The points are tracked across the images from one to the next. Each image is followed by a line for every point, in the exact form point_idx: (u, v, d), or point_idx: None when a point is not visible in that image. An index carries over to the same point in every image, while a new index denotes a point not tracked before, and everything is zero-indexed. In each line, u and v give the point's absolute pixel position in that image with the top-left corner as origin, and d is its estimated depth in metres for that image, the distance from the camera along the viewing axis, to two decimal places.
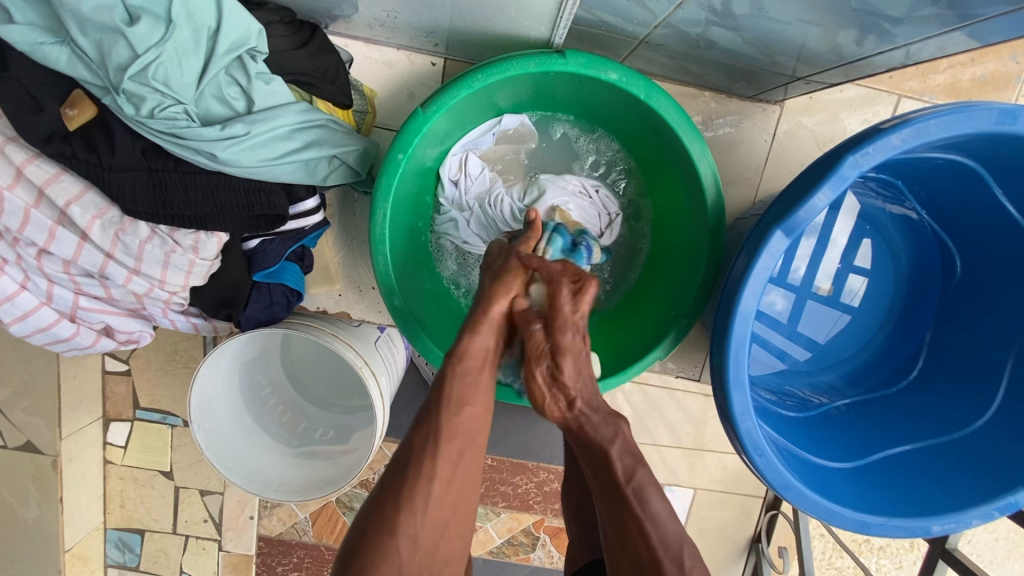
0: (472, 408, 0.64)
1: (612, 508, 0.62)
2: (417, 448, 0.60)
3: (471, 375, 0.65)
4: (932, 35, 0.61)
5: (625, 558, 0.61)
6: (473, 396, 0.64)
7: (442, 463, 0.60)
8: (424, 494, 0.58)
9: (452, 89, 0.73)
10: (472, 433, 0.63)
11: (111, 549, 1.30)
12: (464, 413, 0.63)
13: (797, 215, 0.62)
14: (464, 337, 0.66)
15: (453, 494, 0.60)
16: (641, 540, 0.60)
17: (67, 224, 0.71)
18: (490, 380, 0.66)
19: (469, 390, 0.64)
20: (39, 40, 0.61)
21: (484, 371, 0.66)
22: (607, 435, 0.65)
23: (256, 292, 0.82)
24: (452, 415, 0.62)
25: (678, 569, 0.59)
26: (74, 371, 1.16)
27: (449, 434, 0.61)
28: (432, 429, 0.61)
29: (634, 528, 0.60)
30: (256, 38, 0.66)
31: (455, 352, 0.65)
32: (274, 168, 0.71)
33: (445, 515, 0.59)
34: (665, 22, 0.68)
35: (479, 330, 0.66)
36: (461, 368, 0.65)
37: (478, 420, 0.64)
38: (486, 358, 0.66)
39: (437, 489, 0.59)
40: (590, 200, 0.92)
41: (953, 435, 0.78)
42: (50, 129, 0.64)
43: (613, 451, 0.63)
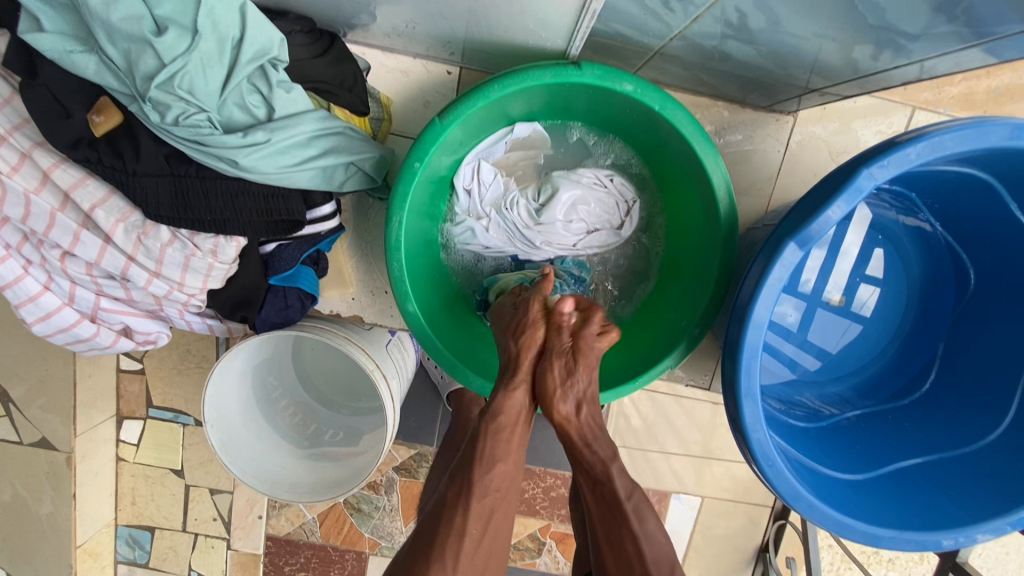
0: (504, 462, 0.68)
1: (607, 542, 0.68)
2: (450, 504, 0.66)
3: (503, 433, 0.69)
4: (949, 51, 0.62)
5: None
6: (503, 453, 0.68)
7: (472, 521, 0.64)
8: (454, 549, 0.62)
9: (470, 99, 0.74)
10: (501, 491, 0.68)
11: (122, 546, 1.32)
12: (497, 480, 0.67)
13: (810, 228, 0.62)
14: (498, 395, 0.70)
15: (483, 549, 0.64)
16: (634, 565, 0.65)
17: (91, 227, 0.73)
18: (521, 437, 0.70)
19: (500, 448, 0.68)
20: (68, 48, 0.62)
21: (516, 428, 0.70)
22: (590, 468, 0.70)
23: (271, 295, 0.84)
24: (481, 474, 0.67)
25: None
26: (89, 370, 1.18)
27: (480, 491, 0.66)
28: (466, 482, 0.67)
29: (627, 549, 0.66)
30: (278, 47, 0.68)
31: (489, 411, 0.69)
32: (293, 176, 0.72)
33: (475, 570, 0.63)
34: (681, 34, 0.69)
35: (512, 392, 0.70)
36: (494, 428, 0.69)
37: (507, 478, 0.68)
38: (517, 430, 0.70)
39: (466, 543, 0.63)
40: (605, 190, 0.92)
41: (966, 448, 0.78)
42: (78, 134, 0.66)
43: (598, 486, 0.70)
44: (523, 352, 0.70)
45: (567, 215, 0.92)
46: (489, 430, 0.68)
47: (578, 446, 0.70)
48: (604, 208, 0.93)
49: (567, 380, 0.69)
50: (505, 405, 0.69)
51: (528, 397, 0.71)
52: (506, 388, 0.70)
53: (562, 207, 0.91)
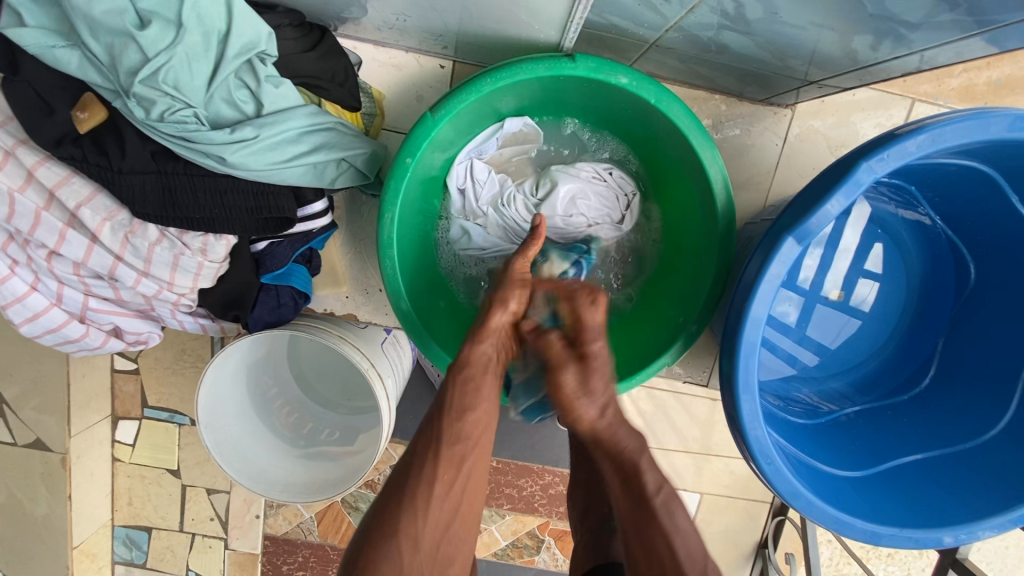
0: (475, 412, 0.67)
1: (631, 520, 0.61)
2: (419, 453, 0.64)
3: (471, 381, 0.68)
4: (950, 41, 0.61)
5: (648, 568, 0.59)
6: (474, 402, 0.67)
7: (443, 469, 0.63)
8: (422, 496, 0.61)
9: (462, 93, 0.73)
10: (471, 440, 0.66)
11: (119, 546, 1.31)
12: (468, 428, 0.66)
13: (809, 223, 0.61)
14: (467, 345, 0.70)
15: (452, 499, 0.63)
16: (665, 553, 0.58)
17: (77, 226, 0.72)
18: (494, 388, 0.70)
19: (470, 399, 0.67)
20: (49, 43, 0.61)
21: (486, 379, 0.69)
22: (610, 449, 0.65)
23: (263, 295, 0.83)
24: (451, 424, 0.66)
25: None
26: (83, 369, 1.17)
27: (449, 440, 0.65)
28: (435, 432, 0.65)
29: (659, 540, 0.59)
30: (266, 41, 0.66)
31: (459, 360, 0.70)
32: (282, 172, 0.71)
33: (445, 520, 0.62)
34: (676, 25, 0.67)
35: (479, 339, 0.71)
36: (462, 379, 0.68)
37: (481, 426, 0.67)
38: (485, 377, 0.69)
39: (435, 493, 0.62)
40: (604, 184, 0.91)
41: (967, 444, 0.77)
42: (61, 132, 0.64)
43: (628, 478, 0.62)
44: (501, 308, 0.73)
45: (567, 210, 0.90)
46: (457, 379, 0.68)
47: (608, 436, 0.65)
48: (604, 201, 0.92)
49: (570, 393, 0.66)
50: (474, 353, 0.70)
51: (496, 347, 0.72)
52: (474, 337, 0.71)
53: (560, 201, 0.89)
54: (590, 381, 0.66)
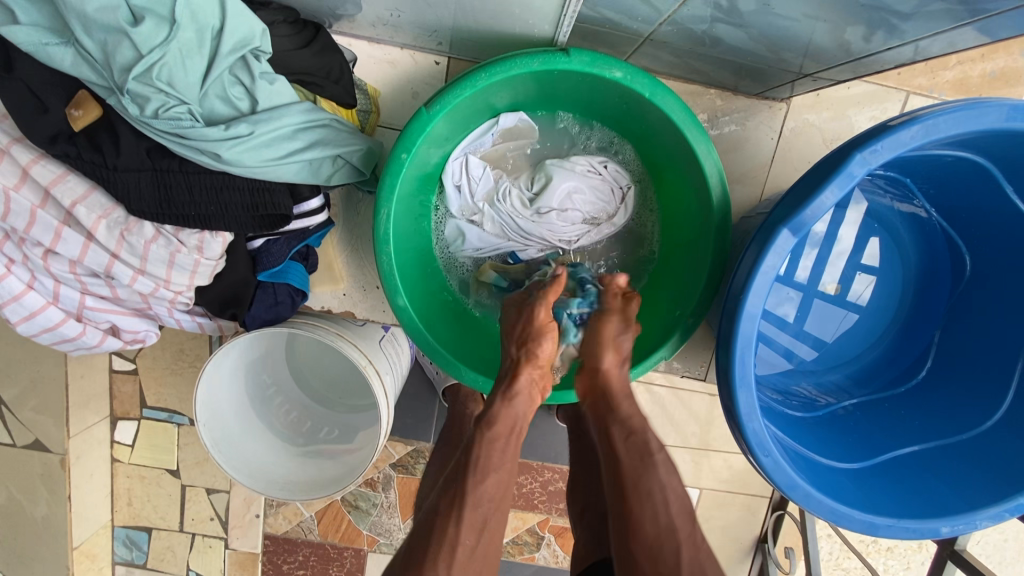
0: (497, 473, 0.67)
1: (633, 483, 0.65)
2: (441, 515, 0.64)
3: (498, 442, 0.69)
4: (942, 30, 0.61)
5: (643, 526, 0.63)
6: (497, 463, 0.68)
7: (466, 531, 0.63)
8: (446, 561, 0.61)
9: (456, 89, 0.73)
10: (493, 500, 0.66)
11: (119, 547, 1.31)
12: (488, 485, 0.66)
13: (803, 215, 0.62)
14: (493, 405, 0.71)
15: (474, 560, 0.63)
16: (660, 512, 0.64)
17: (73, 224, 0.72)
18: (514, 448, 0.70)
19: (495, 459, 0.68)
20: (43, 41, 0.61)
21: (511, 439, 0.70)
22: (626, 421, 0.70)
23: (261, 292, 0.83)
24: (475, 485, 0.65)
25: (689, 546, 0.63)
26: (82, 370, 1.17)
27: (472, 502, 0.64)
28: (458, 491, 0.65)
29: (655, 496, 0.65)
30: (260, 39, 0.66)
31: (484, 420, 0.70)
32: (278, 168, 0.71)
33: None
34: (670, 19, 0.67)
35: (508, 400, 0.71)
36: (488, 437, 0.68)
37: (501, 488, 0.67)
38: (507, 447, 0.69)
39: (459, 556, 0.62)
40: (599, 177, 0.91)
41: (964, 435, 0.78)
42: (56, 129, 0.64)
43: (631, 437, 0.68)
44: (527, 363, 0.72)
45: (561, 204, 0.90)
46: (483, 441, 0.68)
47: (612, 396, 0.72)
48: (599, 195, 0.91)
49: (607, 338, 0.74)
50: (501, 417, 0.70)
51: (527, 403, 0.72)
52: (502, 397, 0.71)
53: (557, 195, 0.90)
54: (624, 332, 0.75)
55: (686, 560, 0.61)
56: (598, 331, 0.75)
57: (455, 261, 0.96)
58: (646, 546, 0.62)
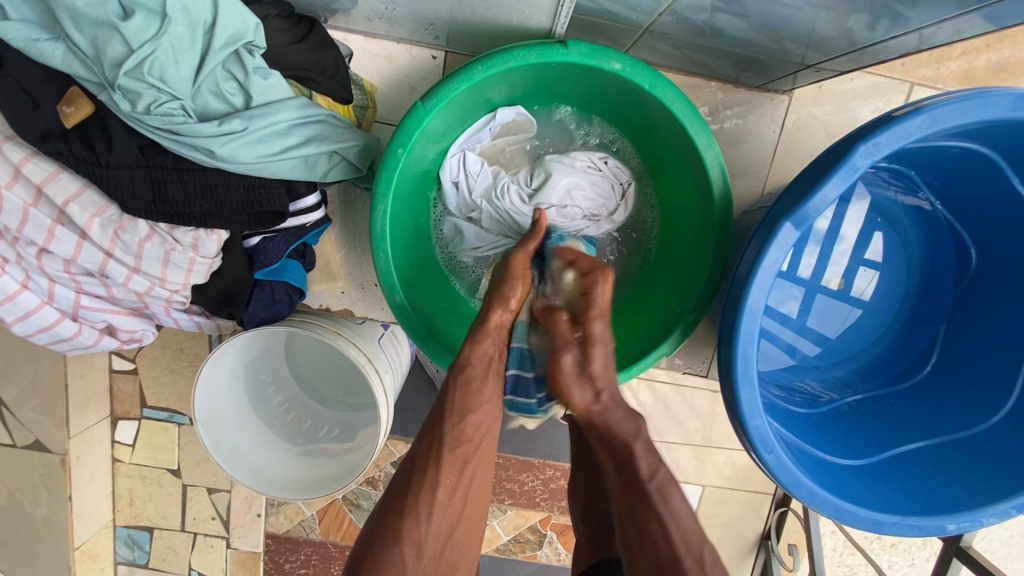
0: (477, 415, 0.70)
1: (631, 517, 0.65)
2: (423, 455, 0.68)
3: (476, 382, 0.71)
4: (948, 17, 0.59)
5: (645, 555, 0.63)
6: (474, 404, 0.70)
7: (447, 471, 0.66)
8: (428, 500, 0.65)
9: (452, 82, 0.72)
10: (474, 441, 0.69)
11: (121, 547, 1.30)
12: (465, 428, 0.69)
13: (806, 208, 0.60)
14: (466, 345, 0.72)
15: (456, 498, 0.66)
16: (659, 542, 0.62)
17: (66, 222, 0.71)
18: (493, 386, 0.73)
19: (471, 398, 0.70)
20: (33, 36, 0.61)
21: (487, 378, 0.72)
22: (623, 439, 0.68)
23: (258, 291, 0.82)
24: (454, 425, 0.69)
25: (697, 574, 0.60)
26: (81, 370, 1.16)
27: (452, 442, 0.68)
28: (438, 433, 0.69)
29: (652, 525, 0.63)
30: (253, 32, 0.65)
31: (459, 360, 0.72)
32: (273, 165, 0.70)
33: (449, 521, 0.66)
34: (669, 9, 0.66)
35: (479, 340, 0.73)
36: (464, 379, 0.70)
37: (482, 428, 0.70)
38: (485, 391, 0.71)
39: (439, 492, 0.66)
40: (600, 173, 0.90)
41: (970, 431, 0.77)
42: (48, 126, 0.63)
43: (626, 463, 0.67)
44: (500, 306, 0.74)
45: (561, 199, 0.89)
46: (459, 381, 0.70)
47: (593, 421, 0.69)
48: (599, 190, 0.90)
49: (579, 372, 0.69)
50: (474, 354, 0.72)
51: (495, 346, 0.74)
52: (474, 338, 0.73)
53: (557, 190, 0.88)
54: (590, 362, 0.69)
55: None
56: (553, 365, 0.70)
57: (454, 259, 0.94)
58: (650, 572, 0.62)
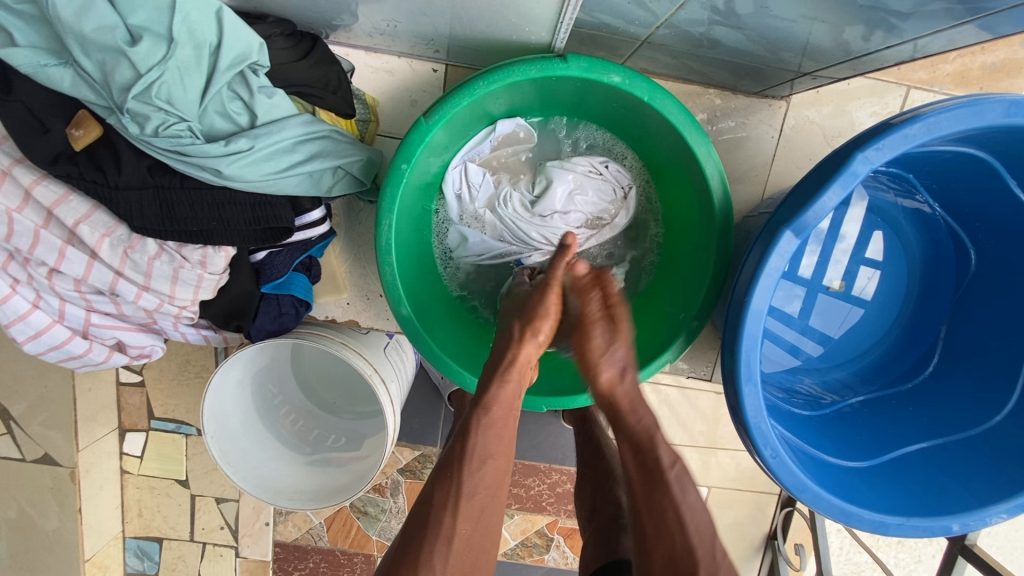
0: (493, 459, 0.67)
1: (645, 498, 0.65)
2: (436, 504, 0.64)
3: (494, 426, 0.69)
4: (942, 28, 0.60)
5: (659, 549, 0.62)
6: (493, 449, 0.68)
7: (461, 521, 0.63)
8: (443, 555, 0.61)
9: (454, 98, 0.73)
10: (490, 489, 0.66)
11: (131, 558, 1.31)
12: (484, 473, 0.66)
13: (806, 217, 0.61)
14: (491, 387, 0.70)
15: (473, 547, 0.63)
16: (674, 531, 0.62)
17: (76, 242, 0.72)
18: (511, 429, 0.70)
19: (492, 445, 0.68)
20: (41, 62, 0.62)
21: (507, 422, 0.70)
22: (632, 436, 0.68)
23: (264, 304, 0.83)
24: (471, 474, 0.66)
25: (707, 562, 0.60)
26: (88, 384, 1.17)
27: (468, 491, 0.65)
28: (453, 482, 0.65)
29: (668, 509, 0.63)
30: (258, 52, 0.66)
31: (482, 402, 0.70)
32: (279, 182, 0.71)
33: (466, 568, 0.62)
34: (667, 22, 0.67)
35: (504, 380, 0.71)
36: (484, 422, 0.68)
37: (497, 475, 0.67)
38: (496, 446, 0.68)
39: (456, 545, 0.62)
40: (601, 178, 0.91)
41: (973, 431, 0.77)
42: (57, 150, 0.65)
43: (641, 454, 0.67)
44: (529, 340, 0.74)
45: (564, 207, 0.90)
46: (480, 425, 0.68)
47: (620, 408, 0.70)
48: (602, 196, 0.91)
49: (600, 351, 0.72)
50: (498, 391, 0.70)
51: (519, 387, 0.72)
52: (499, 377, 0.71)
53: (558, 197, 0.89)
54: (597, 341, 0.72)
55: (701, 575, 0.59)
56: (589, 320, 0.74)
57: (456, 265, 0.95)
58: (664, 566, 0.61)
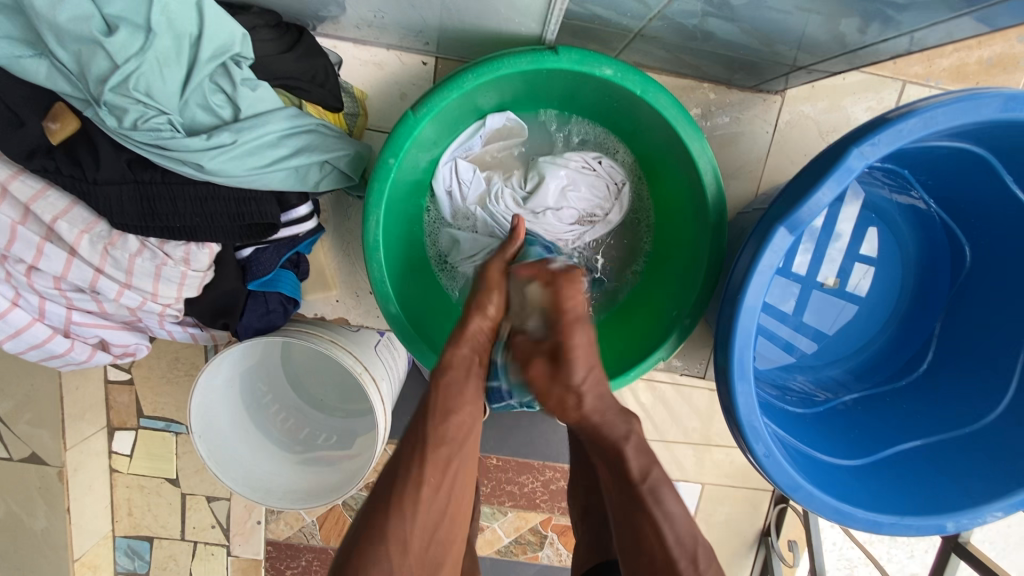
0: (459, 414, 0.66)
1: (623, 512, 0.64)
2: (406, 456, 0.63)
3: (454, 384, 0.67)
4: (939, 21, 0.59)
5: (640, 556, 0.62)
6: (456, 405, 0.66)
7: (431, 469, 0.63)
8: (409, 518, 0.60)
9: (443, 91, 0.71)
10: (457, 441, 0.65)
11: (121, 557, 1.30)
12: (454, 425, 0.65)
13: (800, 213, 0.60)
14: (447, 348, 0.69)
15: (441, 496, 0.63)
16: (654, 541, 0.61)
17: (55, 239, 0.71)
18: (476, 389, 0.68)
19: (453, 400, 0.66)
20: (16, 53, 0.60)
21: (468, 381, 0.68)
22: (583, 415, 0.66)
23: (252, 301, 0.81)
24: (436, 424, 0.64)
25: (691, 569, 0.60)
26: (76, 382, 1.15)
27: (435, 442, 0.64)
28: (423, 432, 0.64)
29: (645, 525, 0.62)
30: (240, 43, 0.64)
31: (440, 364, 0.68)
32: (263, 177, 0.69)
33: (433, 519, 0.62)
34: (660, 14, 0.66)
35: (457, 344, 0.69)
36: (444, 382, 0.66)
37: (465, 428, 0.66)
38: (456, 401, 0.66)
39: (424, 494, 0.62)
40: (594, 173, 0.89)
41: (966, 429, 0.77)
42: (34, 143, 0.63)
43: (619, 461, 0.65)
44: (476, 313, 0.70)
45: (557, 202, 0.89)
46: (436, 383, 0.67)
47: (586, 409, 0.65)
48: (596, 192, 0.90)
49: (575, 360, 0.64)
50: (455, 351, 0.69)
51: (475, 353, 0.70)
52: (452, 342, 0.70)
53: (551, 193, 0.88)
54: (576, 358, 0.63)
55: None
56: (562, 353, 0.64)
57: (452, 268, 0.94)
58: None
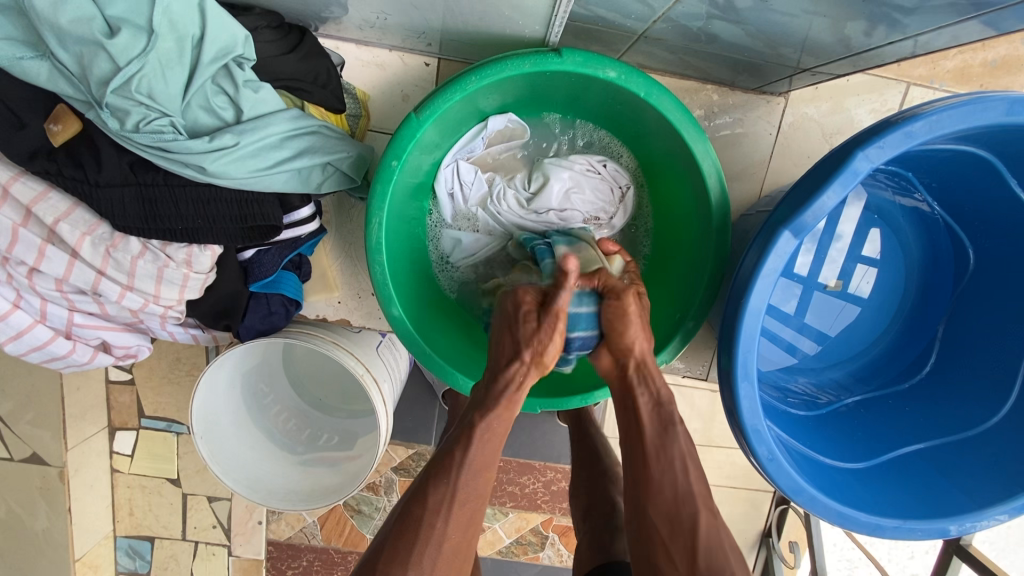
0: (488, 469, 0.66)
1: (655, 449, 0.66)
2: (429, 508, 0.64)
3: (492, 442, 0.66)
4: (946, 24, 0.59)
5: (662, 493, 0.65)
6: (488, 459, 0.66)
7: (453, 527, 0.64)
8: (432, 555, 0.63)
9: (446, 92, 0.71)
10: (482, 495, 0.66)
11: (122, 557, 1.30)
12: (477, 481, 0.66)
13: (804, 216, 0.60)
14: (488, 409, 0.66)
15: (459, 553, 0.64)
16: (679, 480, 0.65)
17: (56, 241, 0.70)
18: (513, 435, 0.68)
19: (488, 454, 0.66)
20: (17, 54, 0.59)
21: (507, 431, 0.67)
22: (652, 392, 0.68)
23: (254, 303, 0.81)
24: (466, 481, 0.65)
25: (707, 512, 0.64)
26: (77, 383, 1.15)
27: (461, 499, 0.64)
28: (449, 483, 0.64)
29: (677, 466, 0.65)
30: (243, 44, 0.64)
31: (477, 418, 0.66)
32: (266, 179, 0.69)
33: (449, 573, 0.64)
34: (664, 16, 0.66)
35: (502, 399, 0.67)
36: (481, 433, 0.66)
37: (489, 483, 0.67)
38: (491, 453, 0.67)
39: (444, 550, 0.63)
40: (598, 176, 0.89)
41: (968, 433, 0.77)
42: (35, 145, 0.63)
43: (658, 407, 0.67)
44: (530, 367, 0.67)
45: (560, 205, 0.88)
46: (474, 439, 0.65)
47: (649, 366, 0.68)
48: (599, 195, 0.89)
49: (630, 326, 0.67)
50: (495, 413, 0.66)
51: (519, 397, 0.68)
52: (496, 400, 0.67)
53: (554, 195, 0.88)
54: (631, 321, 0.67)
55: (704, 525, 0.63)
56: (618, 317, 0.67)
57: (452, 269, 0.93)
58: (661, 514, 0.64)
